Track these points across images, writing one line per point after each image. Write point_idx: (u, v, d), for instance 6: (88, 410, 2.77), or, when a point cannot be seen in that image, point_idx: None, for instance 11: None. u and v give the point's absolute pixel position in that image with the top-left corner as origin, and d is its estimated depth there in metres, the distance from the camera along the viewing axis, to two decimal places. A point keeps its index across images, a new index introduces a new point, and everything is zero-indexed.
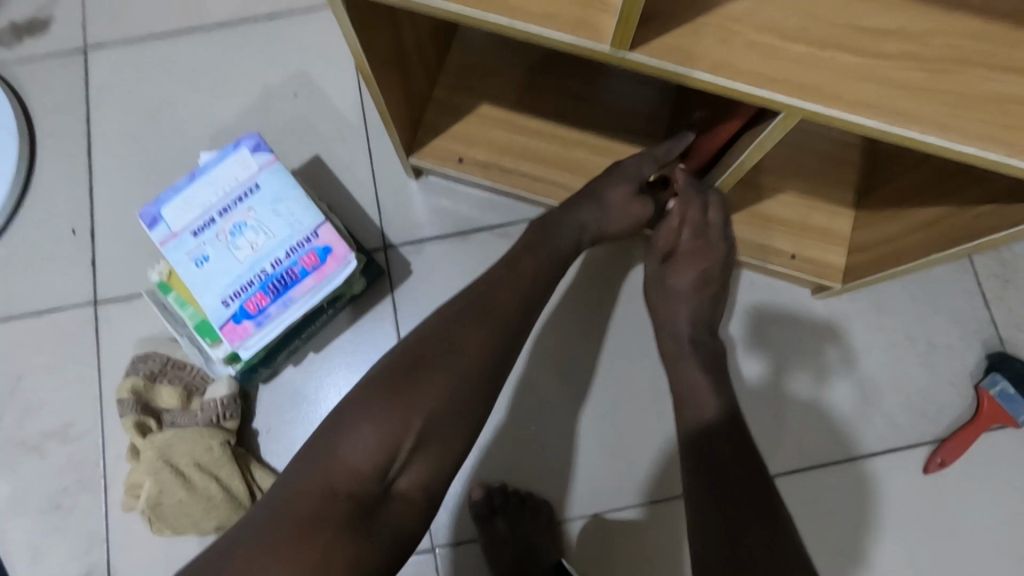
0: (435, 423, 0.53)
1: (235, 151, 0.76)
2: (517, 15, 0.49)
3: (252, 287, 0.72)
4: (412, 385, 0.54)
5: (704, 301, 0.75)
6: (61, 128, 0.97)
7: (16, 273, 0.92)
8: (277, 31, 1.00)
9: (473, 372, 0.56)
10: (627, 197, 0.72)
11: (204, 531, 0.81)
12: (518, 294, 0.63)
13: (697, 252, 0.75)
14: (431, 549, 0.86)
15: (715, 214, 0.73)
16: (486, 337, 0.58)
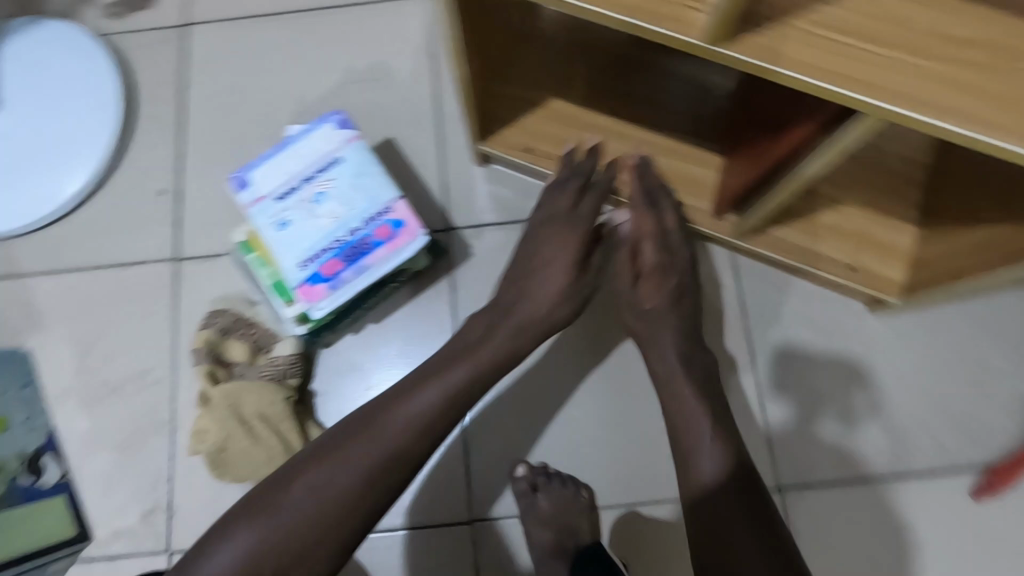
0: (296, 544, 0.55)
1: (321, 126, 0.82)
2: (617, 7, 0.51)
3: (328, 253, 0.77)
4: (272, 509, 0.56)
5: (681, 306, 0.79)
6: (160, 95, 1.04)
7: (108, 226, 0.99)
8: (362, 18, 1.05)
9: (356, 497, 0.57)
10: (558, 290, 0.74)
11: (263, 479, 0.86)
12: (439, 401, 0.62)
13: (659, 268, 0.79)
14: (394, 527, 0.89)
15: (671, 219, 0.81)
16: (382, 456, 0.58)
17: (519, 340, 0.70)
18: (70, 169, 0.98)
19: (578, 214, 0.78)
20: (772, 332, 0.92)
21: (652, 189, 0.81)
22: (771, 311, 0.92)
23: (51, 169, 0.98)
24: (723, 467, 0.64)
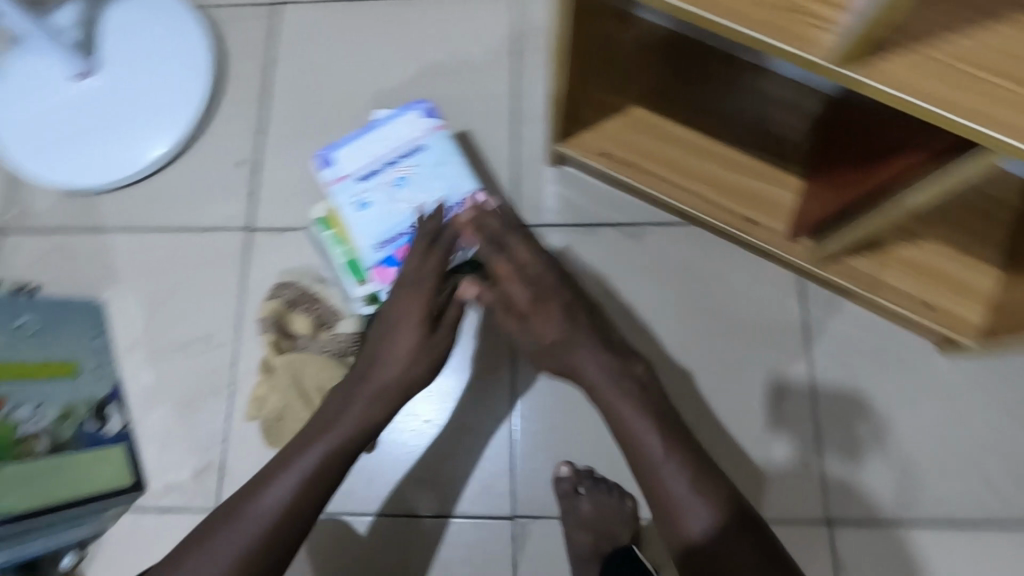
0: None
1: (407, 113, 0.83)
2: (743, 22, 0.52)
3: (403, 238, 0.78)
4: None
5: (579, 333, 0.70)
6: (247, 70, 1.07)
7: (186, 191, 1.03)
8: (449, 13, 1.07)
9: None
10: (408, 351, 0.69)
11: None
12: (304, 480, 0.62)
13: (535, 299, 0.71)
14: (361, 511, 0.89)
15: (524, 255, 0.73)
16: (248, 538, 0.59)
17: (371, 411, 0.67)
18: (157, 131, 1.02)
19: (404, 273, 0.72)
20: (833, 361, 0.90)
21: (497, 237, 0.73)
22: (835, 340, 0.90)
23: (140, 129, 1.01)
24: (705, 503, 0.58)
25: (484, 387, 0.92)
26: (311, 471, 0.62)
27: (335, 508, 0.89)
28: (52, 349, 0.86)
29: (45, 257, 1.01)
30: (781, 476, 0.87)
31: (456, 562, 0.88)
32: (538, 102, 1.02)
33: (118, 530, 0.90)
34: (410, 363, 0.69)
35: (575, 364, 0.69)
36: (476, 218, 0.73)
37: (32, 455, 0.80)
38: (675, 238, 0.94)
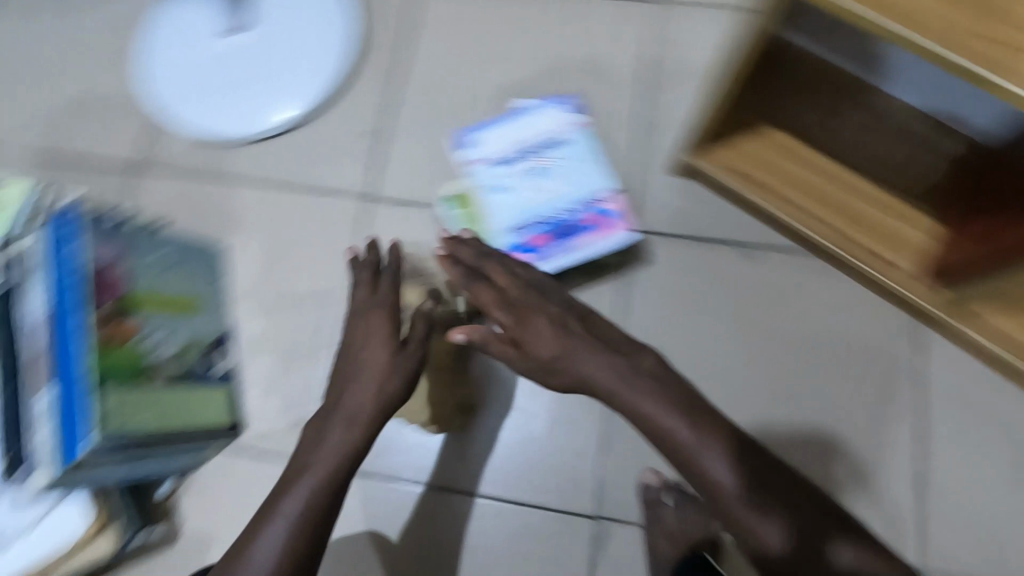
0: None
1: (552, 109, 0.86)
2: (964, 55, 0.54)
3: (537, 226, 0.80)
4: None
5: (570, 343, 0.68)
6: (381, 45, 1.10)
7: (310, 155, 1.06)
8: (584, 13, 1.08)
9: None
10: (381, 369, 0.74)
11: (417, 424, 0.90)
12: (317, 496, 0.68)
13: (515, 319, 0.70)
14: (405, 478, 0.91)
15: (502, 276, 0.73)
16: (279, 552, 0.65)
17: (352, 434, 0.72)
18: (294, 94, 1.06)
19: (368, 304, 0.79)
20: (942, 410, 0.88)
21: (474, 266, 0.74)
22: (947, 390, 0.88)
23: (279, 91, 1.06)
24: (741, 475, 0.62)
25: None
26: (318, 495, 0.68)
27: (376, 472, 0.92)
28: (176, 287, 0.90)
29: (172, 201, 1.06)
30: (873, 518, 0.85)
31: (535, 551, 0.88)
32: (664, 111, 1.03)
33: (214, 467, 0.93)
34: (387, 382, 0.74)
35: (579, 372, 0.67)
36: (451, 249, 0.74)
37: (155, 384, 0.81)
38: (793, 262, 0.93)
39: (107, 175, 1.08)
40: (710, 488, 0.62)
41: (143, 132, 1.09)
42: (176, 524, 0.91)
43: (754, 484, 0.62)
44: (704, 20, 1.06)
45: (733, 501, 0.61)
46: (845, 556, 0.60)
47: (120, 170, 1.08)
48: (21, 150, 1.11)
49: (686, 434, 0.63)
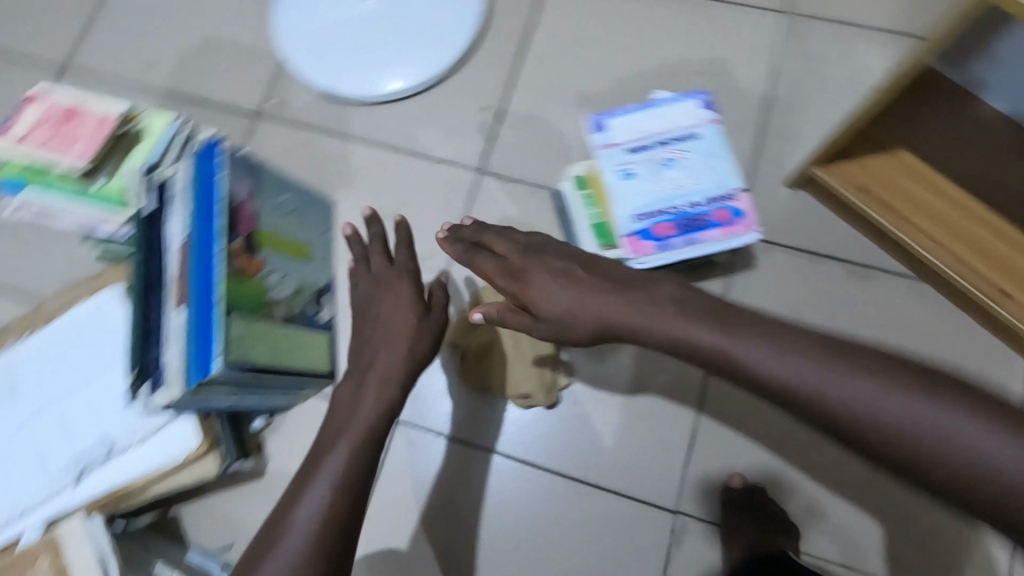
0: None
1: (688, 101, 0.86)
2: None
3: (664, 216, 0.81)
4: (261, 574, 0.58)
5: (580, 290, 0.64)
6: (509, 23, 1.12)
7: (429, 122, 1.09)
8: (716, 15, 1.09)
9: (320, 547, 0.59)
10: (405, 330, 0.73)
11: (510, 395, 0.93)
12: (352, 454, 0.65)
13: (518, 282, 0.67)
14: (474, 445, 0.94)
15: (503, 246, 0.71)
16: (322, 509, 0.61)
17: (385, 394, 0.69)
18: (421, 62, 1.09)
19: (377, 283, 0.78)
20: None
21: (475, 237, 0.73)
22: None
23: (407, 57, 1.09)
24: (797, 356, 0.55)
25: (673, 377, 0.94)
26: (356, 454, 0.65)
27: (445, 436, 0.95)
28: (294, 231, 0.93)
29: (292, 150, 1.10)
30: (957, 551, 0.85)
31: (610, 536, 0.90)
32: (787, 121, 1.03)
33: (306, 410, 0.97)
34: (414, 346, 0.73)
35: (610, 319, 0.63)
36: (450, 231, 0.74)
37: (273, 320, 0.84)
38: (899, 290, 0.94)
39: (235, 119, 1.13)
40: (780, 390, 0.55)
41: (272, 81, 1.14)
42: (264, 458, 0.95)
43: (815, 362, 0.54)
44: (838, 36, 1.06)
45: (805, 388, 0.54)
46: (945, 422, 0.49)
47: (248, 115, 1.13)
48: (157, 86, 1.17)
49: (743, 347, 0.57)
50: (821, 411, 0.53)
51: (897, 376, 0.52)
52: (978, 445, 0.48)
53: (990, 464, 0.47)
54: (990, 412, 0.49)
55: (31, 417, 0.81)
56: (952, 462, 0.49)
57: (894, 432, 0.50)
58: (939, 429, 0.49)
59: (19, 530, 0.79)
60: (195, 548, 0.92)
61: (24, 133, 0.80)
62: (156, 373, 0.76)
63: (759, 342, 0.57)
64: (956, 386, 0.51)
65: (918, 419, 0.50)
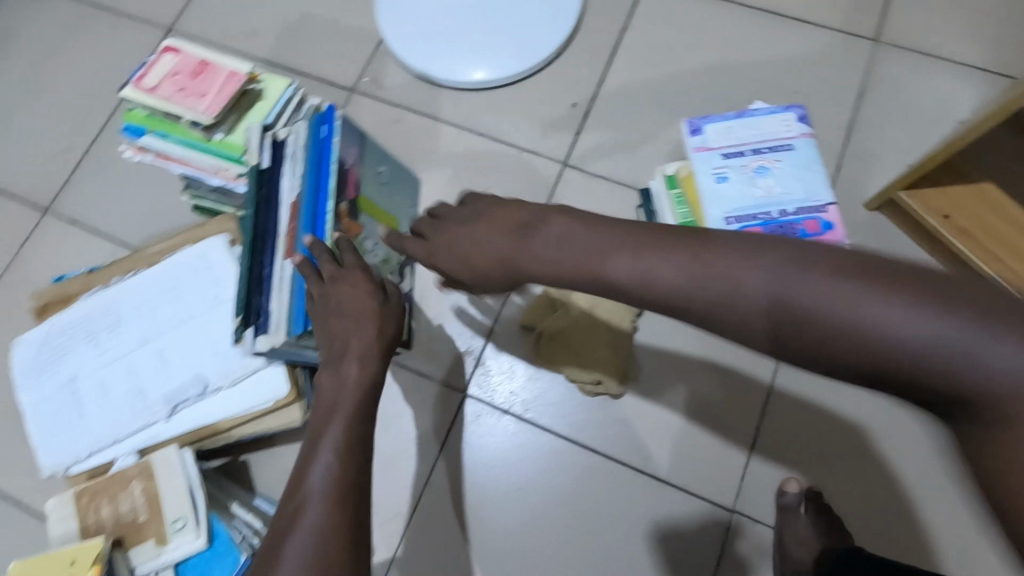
0: (337, 531, 0.55)
1: (784, 113, 0.89)
2: None
3: (754, 221, 0.83)
4: (290, 530, 0.55)
5: (495, 246, 0.64)
6: (604, 25, 1.15)
7: (518, 111, 1.12)
8: (807, 37, 1.11)
9: (338, 517, 0.56)
10: (367, 312, 0.71)
11: (582, 381, 0.97)
12: (342, 431, 0.63)
13: (437, 247, 0.68)
14: (534, 425, 0.98)
15: (423, 225, 0.71)
16: (331, 487, 0.58)
17: (367, 371, 0.67)
18: (517, 54, 1.12)
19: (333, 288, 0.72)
20: None
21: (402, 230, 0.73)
22: None
23: (504, 47, 1.12)
24: (704, 263, 0.53)
25: (738, 381, 0.96)
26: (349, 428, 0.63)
27: (507, 413, 0.99)
28: (385, 201, 0.95)
29: (383, 126, 1.14)
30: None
31: (666, 527, 0.92)
32: (870, 144, 1.05)
33: None
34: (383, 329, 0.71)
35: (514, 262, 0.63)
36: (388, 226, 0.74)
37: None
38: None
39: (330, 91, 1.17)
40: (719, 309, 0.52)
41: (368, 58, 1.18)
42: None
43: (754, 274, 0.51)
44: (927, 67, 1.08)
45: (747, 305, 0.50)
46: (892, 320, 0.45)
47: (342, 88, 1.17)
48: (257, 52, 1.21)
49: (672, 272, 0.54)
50: (766, 322, 0.50)
51: (841, 280, 0.48)
52: (931, 337, 0.44)
53: (897, 325, 0.45)
54: (948, 301, 0.45)
55: (131, 350, 0.88)
56: (904, 356, 0.44)
57: (841, 337, 0.46)
58: (885, 331, 0.45)
59: (113, 454, 0.85)
60: (263, 496, 0.93)
61: (153, 84, 0.85)
62: (259, 320, 0.79)
63: (689, 260, 0.54)
64: (910, 276, 0.47)
65: (867, 322, 0.45)
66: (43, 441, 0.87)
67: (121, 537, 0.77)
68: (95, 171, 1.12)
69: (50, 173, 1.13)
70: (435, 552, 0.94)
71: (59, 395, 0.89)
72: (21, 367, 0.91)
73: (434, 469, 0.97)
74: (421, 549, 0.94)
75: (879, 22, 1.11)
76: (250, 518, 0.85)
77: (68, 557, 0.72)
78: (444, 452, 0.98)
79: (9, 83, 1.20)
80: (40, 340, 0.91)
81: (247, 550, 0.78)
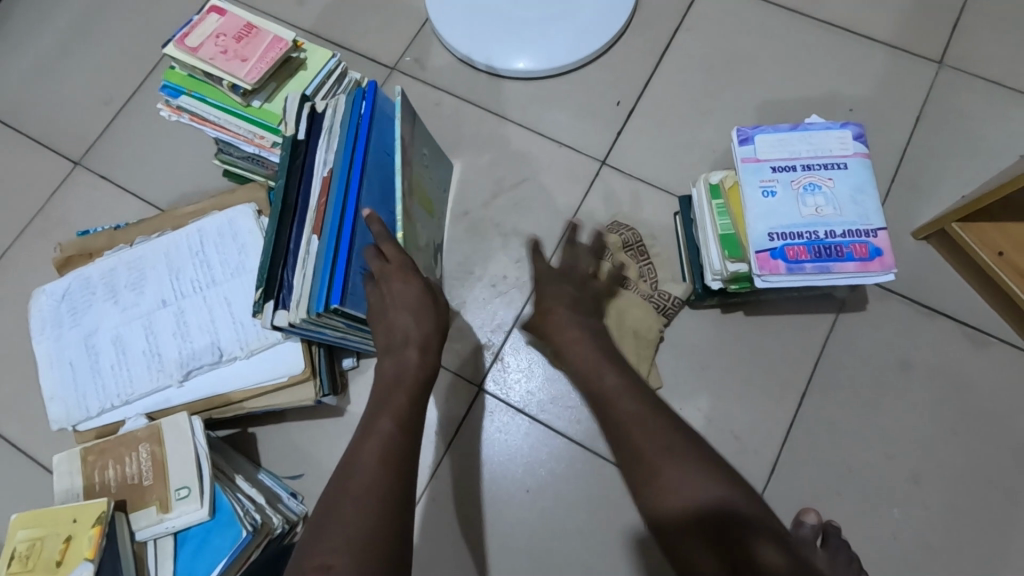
0: (387, 486, 0.56)
1: (841, 129, 0.85)
2: None
3: (799, 239, 0.80)
4: (348, 487, 0.56)
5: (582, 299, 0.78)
6: (657, 24, 1.12)
7: (560, 104, 1.09)
8: (868, 55, 1.07)
9: (389, 484, 0.56)
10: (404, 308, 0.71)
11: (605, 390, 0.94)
12: (401, 409, 0.63)
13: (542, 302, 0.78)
14: (548, 427, 0.96)
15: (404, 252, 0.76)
16: (382, 459, 0.58)
17: (427, 358, 0.69)
18: (567, 46, 1.08)
19: (387, 284, 0.73)
20: None
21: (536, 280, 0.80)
22: None
23: (554, 38, 1.09)
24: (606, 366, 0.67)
25: (761, 401, 0.94)
26: (406, 400, 0.64)
27: (521, 412, 0.97)
28: (426, 184, 0.94)
29: (422, 108, 1.12)
30: None
31: None
32: (924, 171, 1.01)
33: None
34: (424, 323, 0.71)
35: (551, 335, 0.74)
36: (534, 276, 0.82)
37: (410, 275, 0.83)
38: (1008, 361, 0.92)
39: (371, 66, 1.15)
40: (612, 416, 0.62)
41: (413, 38, 1.16)
42: (345, 400, 0.94)
43: (643, 408, 0.61)
44: (993, 95, 1.03)
45: (620, 409, 0.62)
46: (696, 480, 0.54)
47: (384, 66, 1.15)
48: (302, 22, 1.19)
49: (613, 381, 0.65)
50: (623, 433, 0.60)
51: (689, 444, 0.58)
52: (716, 501, 0.53)
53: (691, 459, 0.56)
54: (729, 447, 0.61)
55: (151, 311, 0.87)
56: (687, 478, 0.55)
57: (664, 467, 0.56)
58: (686, 482, 0.54)
59: (124, 415, 0.85)
60: (266, 469, 0.92)
61: (196, 45, 0.83)
62: (281, 294, 0.75)
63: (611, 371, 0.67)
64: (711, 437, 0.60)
65: (674, 468, 0.55)
66: (54, 394, 0.86)
67: (124, 500, 0.76)
68: (130, 127, 1.11)
69: (85, 125, 1.12)
70: (435, 543, 0.92)
71: (75, 349, 0.88)
72: (41, 317, 0.90)
73: (442, 461, 0.95)
74: (421, 539, 0.92)
75: (946, 45, 1.06)
76: (253, 493, 0.82)
77: (70, 516, 0.71)
78: (453, 445, 0.96)
79: (52, 29, 1.19)
80: (61, 292, 0.90)
81: (249, 525, 0.76)
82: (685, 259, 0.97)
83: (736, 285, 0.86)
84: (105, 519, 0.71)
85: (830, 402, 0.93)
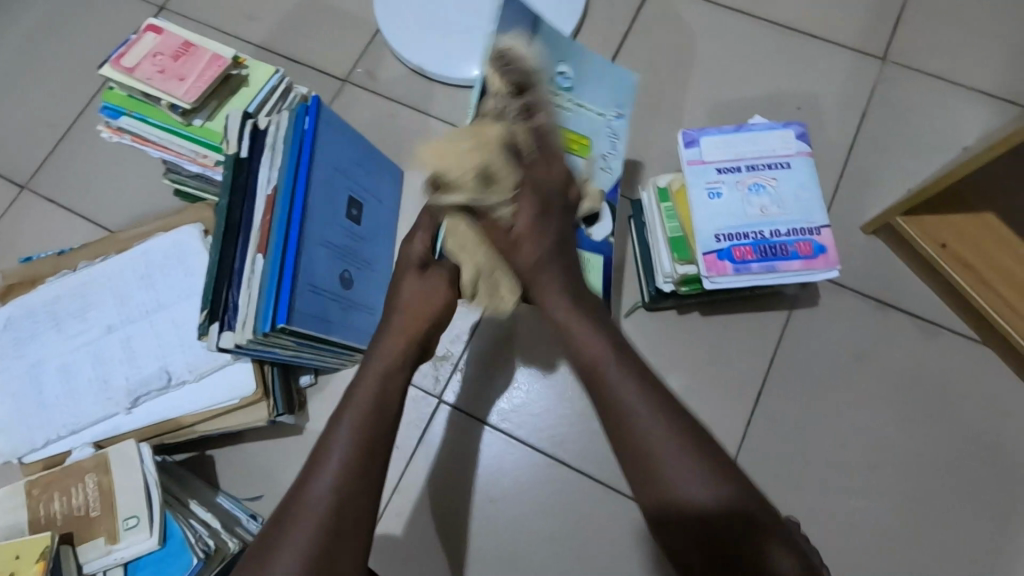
0: (339, 503, 0.52)
1: (784, 128, 0.86)
2: None
3: (745, 239, 0.81)
4: (301, 503, 0.52)
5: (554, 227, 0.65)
6: (606, 29, 1.13)
7: None
8: (813, 53, 1.09)
9: (341, 498, 0.52)
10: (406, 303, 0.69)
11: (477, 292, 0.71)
12: (366, 405, 0.59)
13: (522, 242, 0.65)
14: (509, 436, 0.95)
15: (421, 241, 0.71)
16: (340, 472, 0.54)
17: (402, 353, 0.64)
18: None
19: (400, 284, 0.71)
20: None
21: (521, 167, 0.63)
22: None
23: None
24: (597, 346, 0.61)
25: (720, 401, 0.94)
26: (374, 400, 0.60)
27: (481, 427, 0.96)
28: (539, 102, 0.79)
29: (374, 119, 1.11)
30: None
31: (637, 547, 0.89)
32: (871, 166, 1.02)
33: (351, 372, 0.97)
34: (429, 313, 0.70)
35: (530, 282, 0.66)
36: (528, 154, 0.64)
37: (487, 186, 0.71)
38: (958, 349, 0.93)
39: (322, 80, 1.14)
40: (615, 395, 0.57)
41: (364, 49, 1.15)
42: (303, 418, 0.93)
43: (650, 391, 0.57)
44: (935, 89, 1.05)
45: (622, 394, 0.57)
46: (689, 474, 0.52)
47: (335, 79, 1.14)
48: (251, 37, 1.18)
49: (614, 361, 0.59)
50: (623, 421, 0.56)
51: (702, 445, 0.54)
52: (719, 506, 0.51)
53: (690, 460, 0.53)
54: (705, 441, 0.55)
55: (98, 337, 0.86)
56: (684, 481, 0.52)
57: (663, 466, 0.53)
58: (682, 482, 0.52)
59: (71, 444, 0.83)
60: (224, 492, 0.90)
61: (133, 64, 0.81)
62: (226, 316, 0.74)
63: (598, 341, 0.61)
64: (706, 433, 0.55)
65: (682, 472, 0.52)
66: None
67: (71, 533, 0.74)
68: (76, 150, 1.09)
69: (29, 150, 1.10)
70: (399, 558, 0.92)
71: (19, 380, 0.86)
72: None
73: (405, 474, 0.95)
74: (385, 555, 0.92)
75: (888, 41, 1.08)
76: (208, 518, 0.81)
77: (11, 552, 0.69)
78: (415, 458, 0.95)
79: None
80: (3, 322, 0.88)
81: (201, 552, 0.74)
82: (638, 263, 0.97)
83: (688, 287, 0.86)
84: (49, 554, 0.69)
85: (787, 399, 0.94)
